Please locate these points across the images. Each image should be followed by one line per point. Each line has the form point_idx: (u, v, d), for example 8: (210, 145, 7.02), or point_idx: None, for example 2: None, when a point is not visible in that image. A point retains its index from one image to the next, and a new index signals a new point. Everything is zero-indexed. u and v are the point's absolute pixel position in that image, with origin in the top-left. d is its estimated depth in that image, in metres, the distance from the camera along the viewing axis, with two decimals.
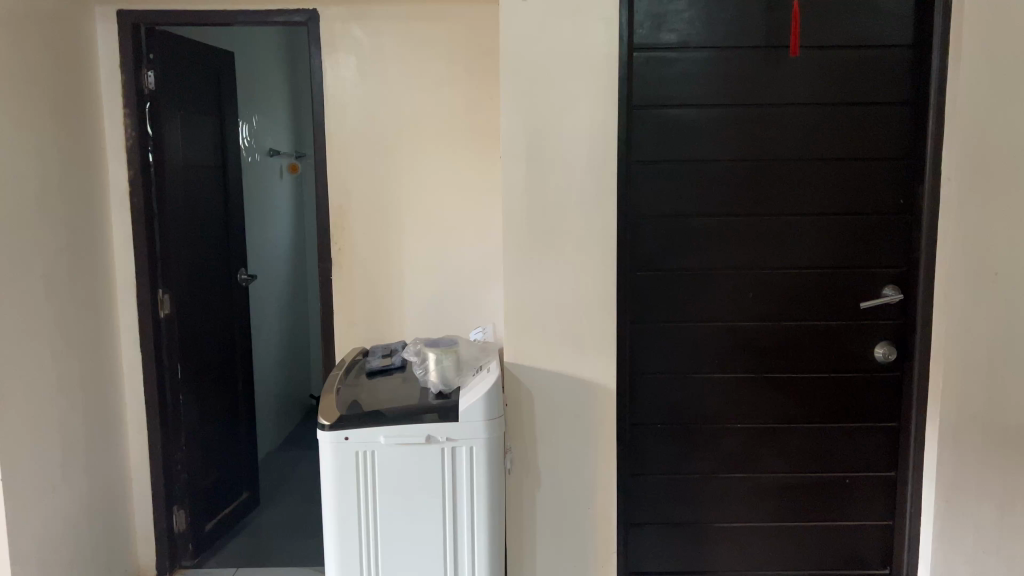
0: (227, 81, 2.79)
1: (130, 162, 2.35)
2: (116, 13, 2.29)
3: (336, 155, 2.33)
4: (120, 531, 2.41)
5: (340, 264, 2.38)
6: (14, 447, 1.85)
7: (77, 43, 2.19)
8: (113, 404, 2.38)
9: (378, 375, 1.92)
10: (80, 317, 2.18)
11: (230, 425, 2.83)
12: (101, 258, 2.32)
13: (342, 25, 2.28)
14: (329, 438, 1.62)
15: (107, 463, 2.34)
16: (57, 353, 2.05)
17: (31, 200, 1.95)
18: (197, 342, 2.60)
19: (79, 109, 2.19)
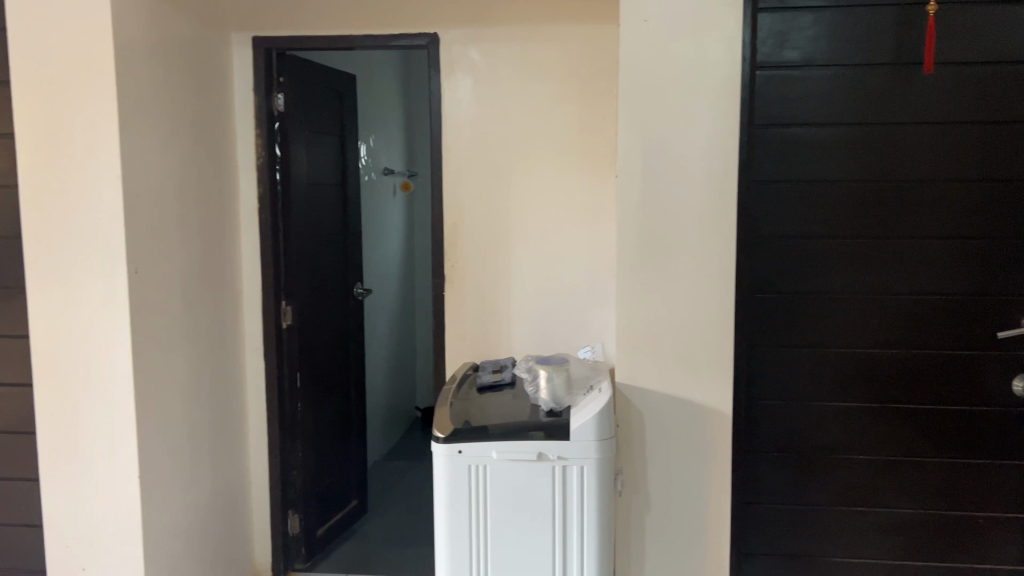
0: (348, 103, 2.91)
1: (260, 180, 2.48)
2: (251, 39, 2.43)
3: (451, 174, 2.39)
4: (240, 530, 2.52)
5: (452, 280, 2.43)
6: (150, 447, 1.97)
7: (216, 67, 2.33)
8: (236, 409, 2.50)
9: (488, 390, 1.95)
10: (211, 326, 2.31)
11: (342, 434, 2.92)
12: (230, 270, 2.45)
13: (462, 47, 2.34)
14: (443, 451, 1.65)
15: (230, 465, 2.45)
16: (189, 360, 2.17)
17: (173, 216, 2.08)
18: (315, 352, 2.70)
19: (216, 129, 2.33)
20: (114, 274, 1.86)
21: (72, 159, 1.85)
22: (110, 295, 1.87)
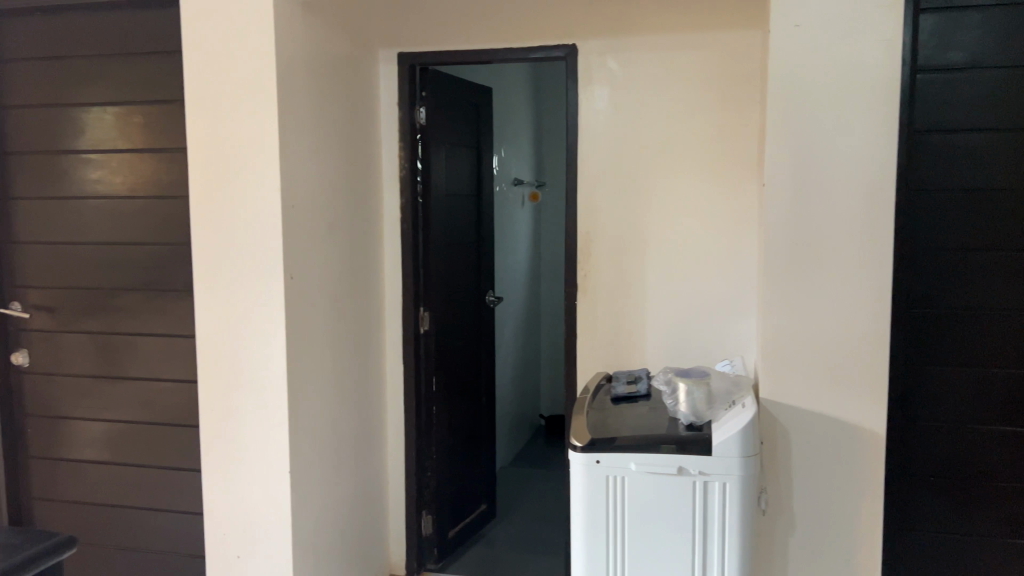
0: (483, 114, 2.98)
1: (402, 191, 2.57)
2: (396, 56, 2.53)
3: (587, 184, 2.40)
4: (377, 528, 2.62)
5: (585, 289, 2.43)
6: (300, 444, 2.07)
7: (364, 83, 2.44)
8: (376, 410, 2.59)
9: (623, 401, 1.93)
10: (355, 329, 2.41)
11: (473, 439, 2.97)
12: (373, 277, 2.54)
13: (600, 58, 2.35)
14: (580, 460, 1.65)
15: (369, 464, 2.54)
16: (335, 362, 2.27)
17: (324, 224, 2.19)
18: (449, 358, 2.77)
19: (363, 142, 2.44)
20: (271, 280, 1.98)
21: (237, 171, 1.98)
22: (268, 299, 1.99)
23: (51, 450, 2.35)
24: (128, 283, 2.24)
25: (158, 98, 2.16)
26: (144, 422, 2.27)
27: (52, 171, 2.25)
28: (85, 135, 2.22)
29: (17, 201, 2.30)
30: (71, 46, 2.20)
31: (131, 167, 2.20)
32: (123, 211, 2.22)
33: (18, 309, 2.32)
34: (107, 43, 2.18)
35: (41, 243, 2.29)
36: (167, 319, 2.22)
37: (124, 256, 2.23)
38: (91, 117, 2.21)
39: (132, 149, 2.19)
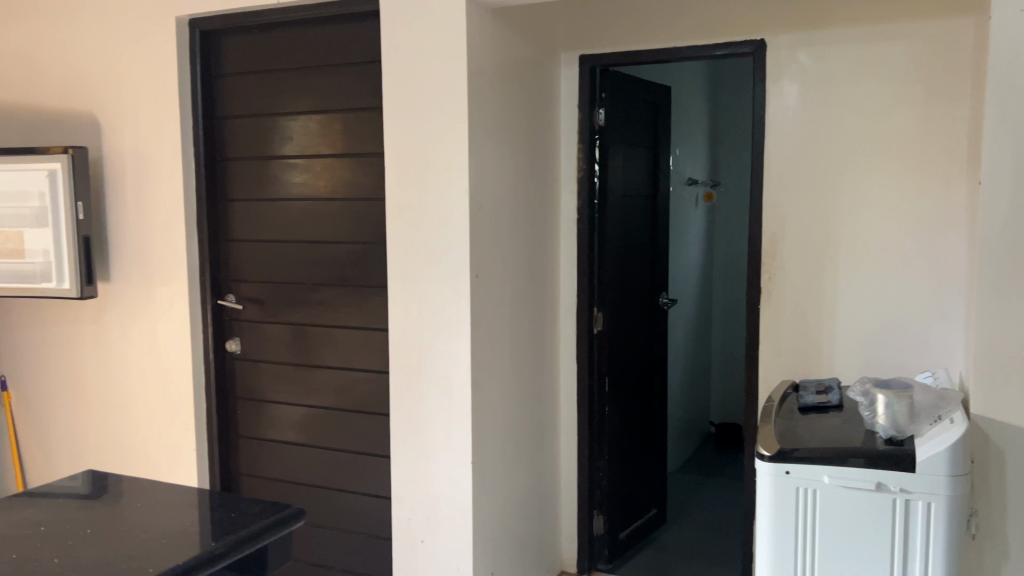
0: (661, 114, 2.94)
1: (580, 192, 2.59)
2: (578, 58, 2.55)
3: (772, 184, 2.32)
4: (550, 524, 2.66)
5: (768, 293, 2.35)
6: (481, 436, 2.14)
7: (546, 86, 2.48)
8: (551, 409, 2.63)
9: (813, 411, 1.84)
10: (533, 327, 2.45)
11: (645, 441, 2.95)
12: (550, 276, 2.58)
13: (790, 53, 2.26)
14: (768, 470, 1.59)
15: (544, 461, 2.58)
16: (514, 358, 2.33)
17: (506, 224, 2.25)
18: (623, 359, 2.76)
19: (544, 144, 2.48)
20: (458, 278, 2.06)
21: (429, 174, 2.08)
22: (455, 297, 2.07)
23: (257, 431, 2.57)
24: (327, 279, 2.40)
25: (357, 106, 2.30)
26: (339, 409, 2.43)
27: (264, 175, 2.46)
28: (292, 141, 2.41)
29: (233, 203, 2.53)
30: (282, 60, 2.40)
31: (332, 171, 2.36)
32: (324, 212, 2.38)
33: (232, 301, 2.55)
34: (313, 56, 2.35)
35: (252, 241, 2.51)
36: (362, 314, 2.36)
37: (325, 253, 2.40)
38: (298, 124, 2.39)
39: (333, 154, 2.35)
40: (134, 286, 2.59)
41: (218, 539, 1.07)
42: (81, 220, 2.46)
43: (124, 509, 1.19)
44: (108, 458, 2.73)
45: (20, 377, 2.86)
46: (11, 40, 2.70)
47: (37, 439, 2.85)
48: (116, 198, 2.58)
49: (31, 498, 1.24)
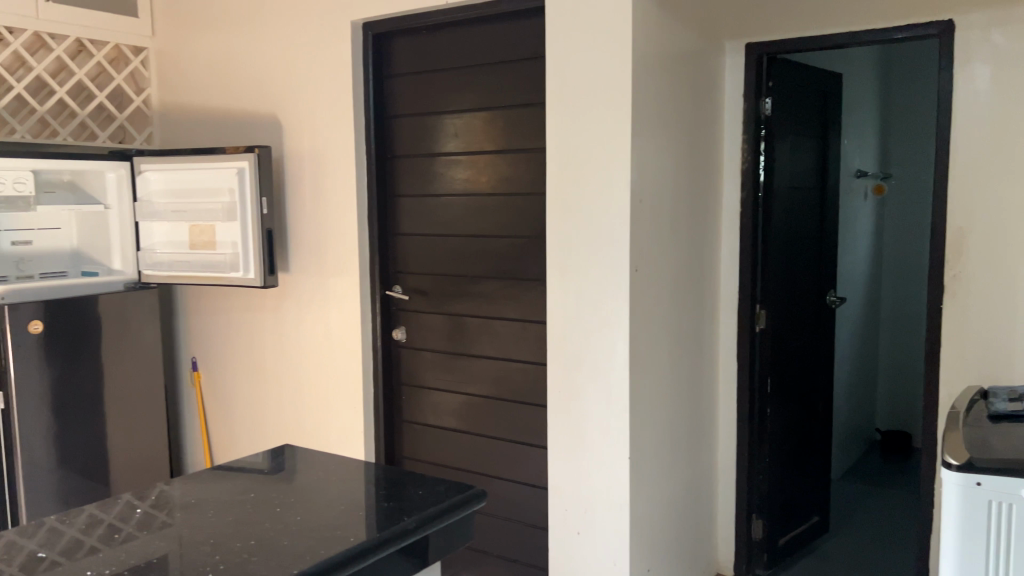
0: (831, 103, 2.81)
1: (744, 185, 2.51)
2: (745, 47, 2.48)
3: (958, 175, 2.15)
4: (706, 525, 2.60)
5: (952, 292, 2.19)
6: (639, 431, 2.13)
7: (711, 76, 2.43)
8: (709, 407, 2.57)
9: (1005, 420, 1.70)
10: (692, 324, 2.41)
11: (808, 445, 2.82)
12: (711, 272, 2.52)
13: (982, 33, 2.09)
14: (957, 480, 1.48)
15: (701, 459, 2.53)
16: (673, 354, 2.29)
17: (667, 218, 2.21)
18: (787, 358, 2.66)
19: (707, 136, 2.42)
20: (619, 272, 2.06)
21: (591, 168, 2.08)
22: (616, 291, 2.07)
23: (420, 417, 2.68)
24: (488, 272, 2.46)
25: (520, 102, 2.34)
26: (497, 398, 2.48)
27: (429, 171, 2.55)
28: (457, 138, 2.48)
29: (401, 198, 2.64)
30: (448, 59, 2.47)
31: (494, 166, 2.41)
32: (486, 206, 2.44)
33: (399, 291, 2.67)
34: (478, 54, 2.41)
35: (418, 235, 2.61)
36: (521, 306, 2.40)
37: (486, 246, 2.46)
38: (463, 121, 2.46)
39: (496, 149, 2.40)
40: (310, 277, 2.76)
41: (412, 513, 1.06)
42: (265, 214, 2.65)
43: (317, 481, 1.21)
44: (285, 436, 2.93)
45: (210, 358, 3.12)
46: (206, 48, 2.95)
47: (224, 415, 3.11)
48: (295, 194, 2.76)
49: (221, 469, 1.29)
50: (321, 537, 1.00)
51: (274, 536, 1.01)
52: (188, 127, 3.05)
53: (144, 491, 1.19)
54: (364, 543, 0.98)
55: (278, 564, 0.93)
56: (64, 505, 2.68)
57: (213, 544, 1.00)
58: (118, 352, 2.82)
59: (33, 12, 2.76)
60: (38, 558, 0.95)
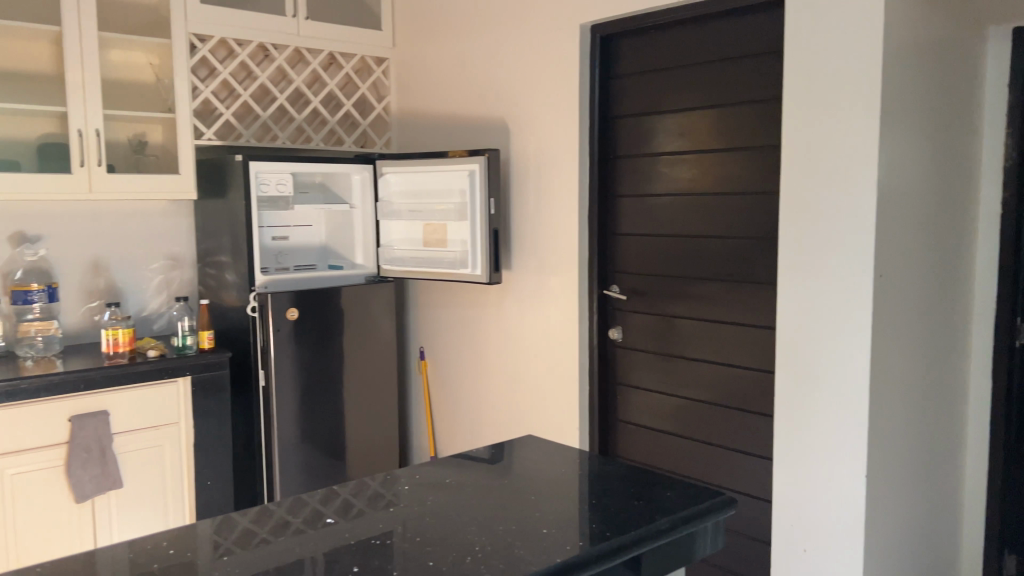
0: None
1: (1005, 183, 2.27)
2: (1011, 30, 2.23)
3: None
4: (948, 554, 2.37)
5: None
6: (878, 447, 1.99)
7: (970, 65, 2.21)
8: (955, 425, 2.35)
9: None
10: (940, 335, 2.21)
11: None
12: (963, 278, 2.30)
13: None
14: None
15: (944, 483, 2.31)
16: (917, 368, 2.12)
17: (916, 219, 2.04)
18: None
19: (963, 130, 2.21)
20: (860, 277, 1.93)
21: (831, 167, 1.97)
22: (856, 297, 1.95)
23: (636, 417, 2.67)
24: (711, 274, 2.40)
25: (751, 98, 2.26)
26: (716, 403, 2.42)
27: (652, 171, 2.54)
28: (682, 137, 2.44)
29: (622, 198, 2.64)
30: (676, 57, 2.44)
31: (721, 165, 2.35)
32: (711, 206, 2.38)
33: (617, 291, 2.68)
34: (708, 51, 2.35)
35: (638, 235, 2.60)
36: (745, 310, 2.32)
37: (710, 248, 2.40)
38: (689, 120, 2.42)
39: (724, 148, 2.34)
40: (532, 274, 2.85)
41: (663, 516, 1.07)
42: (493, 214, 2.77)
43: (559, 480, 1.24)
44: (504, 427, 3.04)
45: (436, 349, 3.31)
46: (441, 57, 3.12)
47: (447, 403, 3.28)
48: (520, 194, 2.86)
49: (448, 460, 1.37)
50: (576, 532, 1.03)
51: (532, 524, 1.06)
52: (423, 131, 3.25)
53: (383, 478, 1.28)
54: (618, 542, 1.00)
55: (542, 552, 0.98)
56: (309, 476, 2.96)
57: (478, 526, 1.07)
58: (357, 339, 3.06)
59: (295, 30, 3.07)
60: (290, 526, 1.08)
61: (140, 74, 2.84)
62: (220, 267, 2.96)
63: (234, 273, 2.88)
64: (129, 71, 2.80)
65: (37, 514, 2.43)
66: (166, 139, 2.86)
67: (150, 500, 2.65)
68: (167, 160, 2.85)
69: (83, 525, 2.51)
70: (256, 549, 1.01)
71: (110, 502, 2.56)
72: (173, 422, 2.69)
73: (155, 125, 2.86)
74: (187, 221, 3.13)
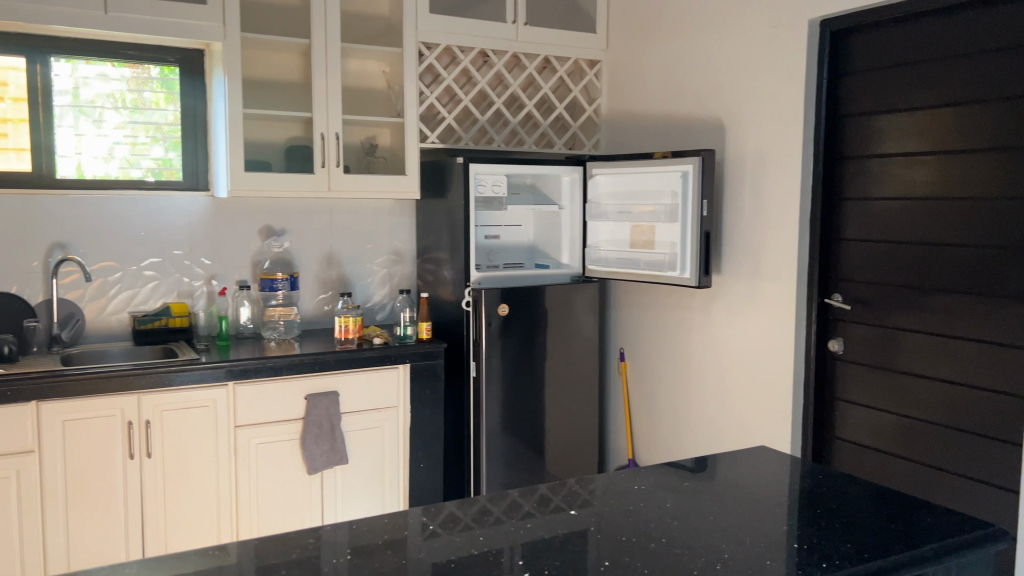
0: None
1: None
2: None
3: None
4: None
5: None
6: None
7: None
8: None
9: None
10: None
11: None
12: None
13: None
14: None
15: None
16: None
17: None
18: None
19: None
20: None
21: None
22: None
23: (856, 434, 2.51)
24: (951, 285, 2.21)
25: (1006, 95, 2.05)
26: (951, 426, 2.22)
27: (885, 173, 2.37)
28: (922, 137, 2.26)
29: (848, 201, 2.49)
30: (916, 52, 2.26)
31: (966, 168, 2.15)
32: (952, 212, 2.19)
33: (840, 300, 2.52)
34: (955, 43, 2.16)
35: (865, 241, 2.44)
36: (992, 326, 2.12)
37: (950, 257, 2.21)
38: (930, 118, 2.24)
39: (971, 149, 2.14)
40: (744, 280, 2.76)
41: (925, 543, 1.18)
42: (705, 216, 2.71)
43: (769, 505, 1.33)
44: (707, 435, 2.97)
45: (638, 352, 3.30)
46: (656, 58, 3.11)
47: (648, 407, 3.26)
48: (734, 197, 2.78)
49: (654, 468, 1.54)
50: (837, 547, 1.17)
51: (786, 535, 1.20)
52: (635, 132, 3.24)
53: (582, 481, 1.47)
54: (887, 561, 1.12)
55: (811, 562, 1.12)
56: (511, 467, 3.05)
57: (725, 534, 1.22)
58: (562, 338, 3.11)
59: (514, 35, 3.17)
60: (519, 509, 1.34)
61: (374, 82, 3.04)
62: (438, 264, 3.13)
63: (450, 269, 3.03)
64: (365, 79, 3.02)
65: (276, 481, 2.68)
66: (394, 142, 3.06)
67: (369, 477, 2.85)
68: (395, 162, 3.04)
69: (313, 494, 2.74)
70: (501, 529, 1.26)
71: (336, 476, 2.77)
72: (392, 406, 2.87)
73: (385, 129, 3.06)
74: (408, 219, 3.33)
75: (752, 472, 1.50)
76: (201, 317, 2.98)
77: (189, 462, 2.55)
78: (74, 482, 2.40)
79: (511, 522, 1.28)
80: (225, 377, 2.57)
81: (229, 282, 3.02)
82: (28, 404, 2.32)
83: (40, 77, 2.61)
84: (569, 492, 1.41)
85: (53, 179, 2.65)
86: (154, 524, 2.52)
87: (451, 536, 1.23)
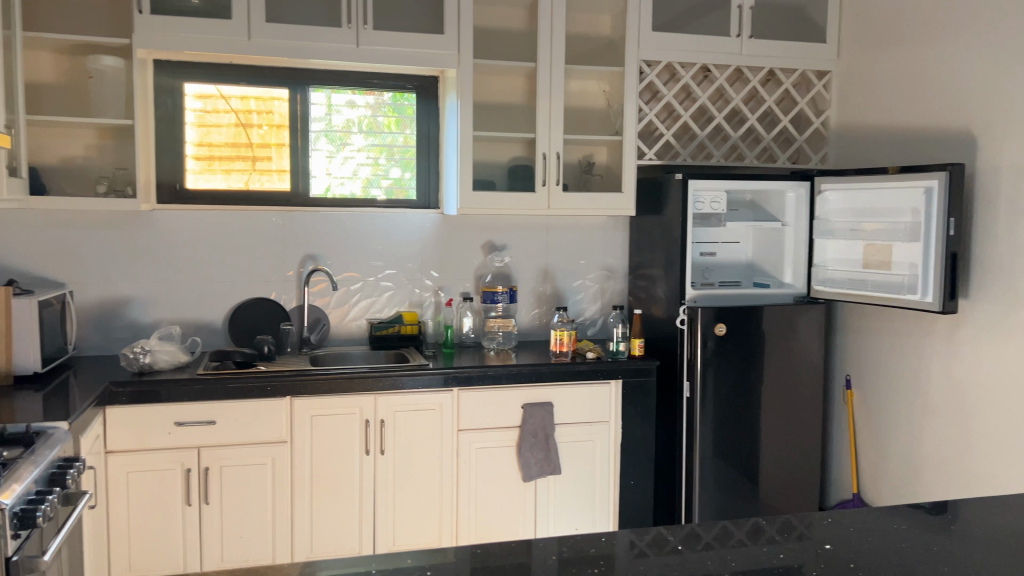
0: None
1: None
2: None
3: None
4: None
5: None
6: None
7: None
8: None
9: None
10: None
11: None
12: None
13: None
14: None
15: None
16: None
17: None
18: None
19: None
20: None
21: None
22: None
23: None
24: None
25: None
26: None
27: None
28: None
29: None
30: None
31: None
32: None
33: None
34: None
35: None
36: None
37: None
38: None
39: None
40: (997, 306, 2.51)
41: None
42: (952, 236, 2.49)
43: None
44: (946, 474, 2.72)
45: (867, 380, 3.09)
46: (896, 67, 2.91)
47: (877, 439, 3.05)
48: (985, 215, 2.54)
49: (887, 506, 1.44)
50: None
51: None
52: (869, 145, 3.06)
53: (806, 516, 1.41)
54: None
55: None
56: (725, 491, 2.97)
57: None
58: (782, 361, 2.99)
59: (738, 49, 3.11)
60: (729, 535, 1.32)
61: (594, 101, 3.09)
62: (653, 280, 3.12)
63: (666, 287, 3.02)
64: (585, 99, 3.08)
65: (493, 486, 2.80)
66: (611, 160, 3.09)
67: (581, 490, 2.89)
68: (612, 178, 3.08)
69: (527, 502, 2.83)
70: (713, 554, 1.24)
71: (549, 485, 2.85)
72: (604, 420, 2.89)
73: (603, 147, 3.09)
74: (622, 235, 3.35)
75: (1004, 518, 1.36)
76: (429, 325, 3.17)
77: (416, 462, 2.73)
78: (318, 473, 2.64)
79: (755, 548, 1.26)
80: (449, 383, 2.73)
81: (454, 293, 3.20)
82: (283, 399, 2.59)
83: (299, 105, 2.91)
84: (784, 524, 1.36)
85: (307, 197, 2.95)
86: (383, 517, 2.72)
87: (660, 557, 1.23)
